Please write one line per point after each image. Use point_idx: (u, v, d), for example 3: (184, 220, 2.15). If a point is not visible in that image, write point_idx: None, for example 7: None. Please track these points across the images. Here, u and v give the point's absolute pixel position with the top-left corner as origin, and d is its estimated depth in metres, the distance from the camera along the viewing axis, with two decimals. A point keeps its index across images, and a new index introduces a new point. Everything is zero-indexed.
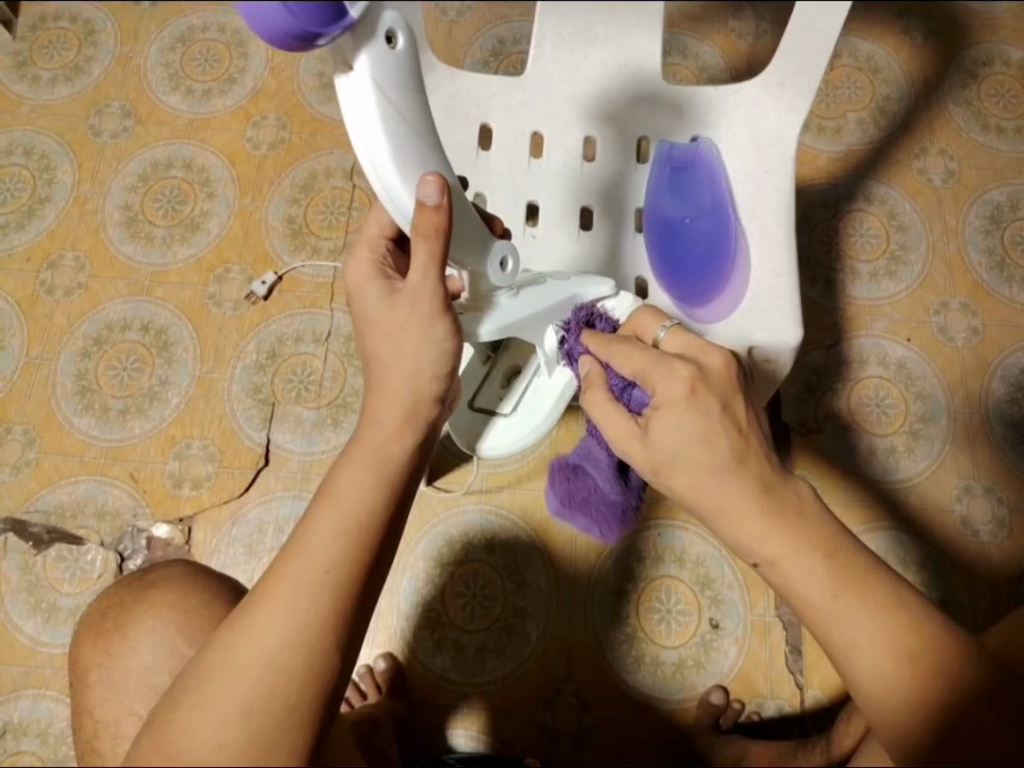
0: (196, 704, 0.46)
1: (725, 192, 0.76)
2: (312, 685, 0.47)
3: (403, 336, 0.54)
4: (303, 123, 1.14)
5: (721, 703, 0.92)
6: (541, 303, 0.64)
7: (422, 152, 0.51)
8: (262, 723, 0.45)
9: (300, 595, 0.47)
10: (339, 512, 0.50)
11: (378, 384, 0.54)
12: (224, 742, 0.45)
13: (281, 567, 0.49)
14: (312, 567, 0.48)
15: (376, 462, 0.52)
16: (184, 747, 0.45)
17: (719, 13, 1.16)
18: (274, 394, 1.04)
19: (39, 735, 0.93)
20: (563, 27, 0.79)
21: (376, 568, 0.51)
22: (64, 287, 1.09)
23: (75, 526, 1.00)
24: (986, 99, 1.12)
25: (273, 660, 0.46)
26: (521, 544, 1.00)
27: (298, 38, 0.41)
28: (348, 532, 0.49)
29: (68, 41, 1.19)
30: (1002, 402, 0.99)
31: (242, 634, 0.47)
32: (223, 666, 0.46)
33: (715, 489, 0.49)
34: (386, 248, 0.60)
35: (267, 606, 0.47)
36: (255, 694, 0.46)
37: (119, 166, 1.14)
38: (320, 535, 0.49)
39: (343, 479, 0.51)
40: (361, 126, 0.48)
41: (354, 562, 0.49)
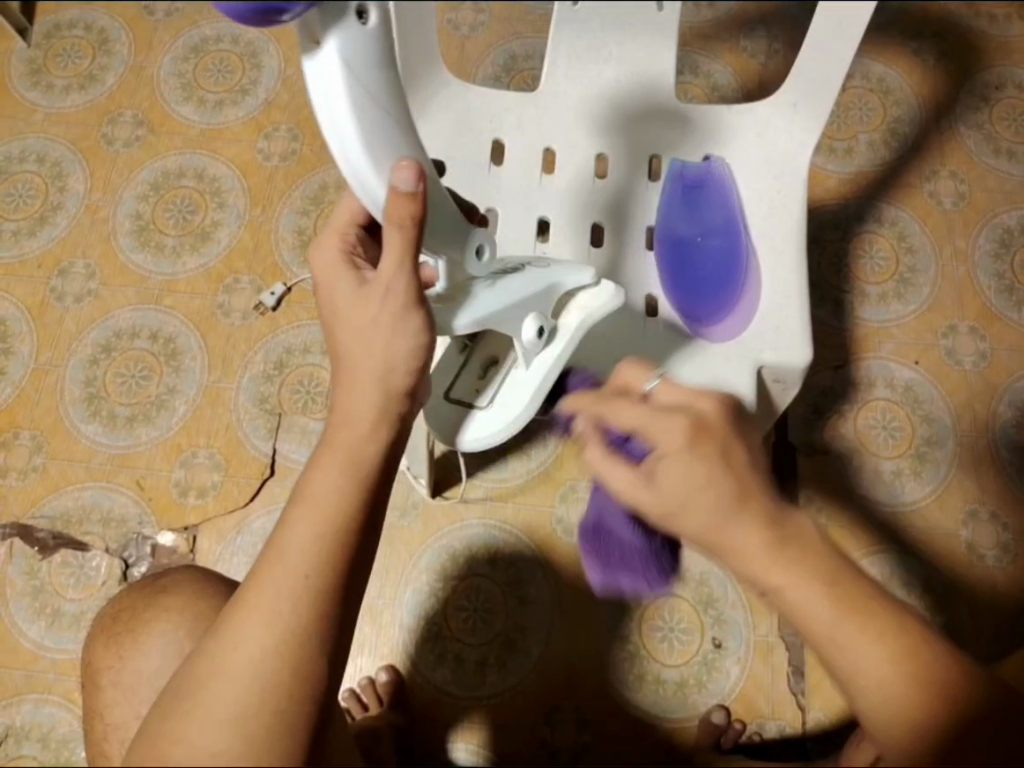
0: (187, 714, 0.46)
1: (737, 211, 0.77)
2: (303, 691, 0.47)
3: (375, 328, 0.52)
4: (315, 136, 1.15)
5: (722, 723, 0.92)
6: (520, 295, 0.63)
7: (396, 137, 0.48)
8: (252, 731, 0.45)
9: (284, 602, 0.48)
10: (318, 514, 0.50)
11: (347, 380, 0.53)
12: (216, 750, 0.45)
13: (261, 574, 0.49)
14: (292, 573, 0.48)
15: (349, 461, 0.51)
16: (177, 755, 0.45)
17: (731, 33, 1.16)
18: (281, 405, 1.04)
19: (41, 740, 0.93)
20: (577, 44, 0.79)
21: (357, 572, 0.51)
22: (74, 293, 1.09)
23: (81, 532, 1.00)
24: (998, 122, 1.11)
25: (258, 666, 0.46)
26: (524, 559, 1.00)
27: (257, 13, 0.40)
28: (323, 534, 0.49)
29: (82, 50, 1.20)
30: (1009, 426, 0.99)
31: (226, 643, 0.47)
32: (211, 675, 0.47)
33: (718, 531, 0.47)
34: (356, 237, 0.57)
35: (249, 613, 0.48)
36: (242, 702, 0.46)
37: (131, 174, 1.14)
38: (297, 538, 0.49)
39: (315, 480, 0.51)
40: (332, 109, 0.45)
41: (332, 564, 0.49)
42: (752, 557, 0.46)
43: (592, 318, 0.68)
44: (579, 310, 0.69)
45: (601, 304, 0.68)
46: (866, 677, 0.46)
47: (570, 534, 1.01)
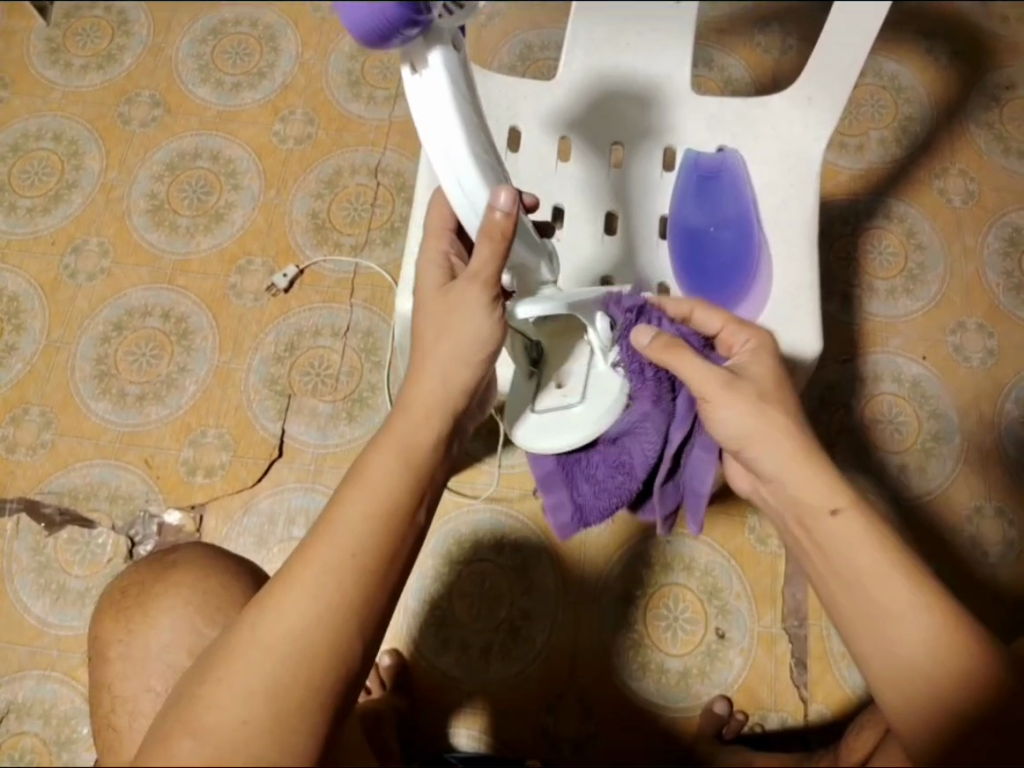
0: (221, 680, 0.45)
1: (750, 202, 0.77)
2: (335, 668, 0.46)
3: (452, 321, 0.56)
4: (330, 120, 1.15)
5: (725, 713, 0.92)
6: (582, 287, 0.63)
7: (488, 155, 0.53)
8: (286, 702, 0.45)
9: (329, 576, 0.48)
10: (368, 495, 0.50)
11: (418, 371, 0.56)
12: (249, 717, 0.44)
13: (305, 549, 0.49)
14: (339, 548, 0.48)
15: (407, 451, 0.53)
16: (209, 720, 0.44)
17: (746, 28, 1.17)
18: (291, 387, 1.04)
19: (43, 715, 0.93)
20: (595, 35, 0.80)
21: (401, 561, 0.51)
22: (87, 271, 1.10)
23: (88, 509, 1.00)
24: (1009, 123, 1.12)
25: (300, 637, 0.46)
26: (529, 545, 1.00)
27: (381, 35, 0.44)
28: (376, 519, 0.50)
29: (101, 30, 1.21)
30: (1015, 424, 0.99)
31: (268, 611, 0.47)
32: (248, 642, 0.46)
33: (791, 453, 0.56)
34: (451, 239, 0.61)
35: (292, 585, 0.47)
36: (280, 673, 0.45)
37: (146, 155, 1.15)
38: (346, 516, 0.49)
39: (374, 464, 0.52)
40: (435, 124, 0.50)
41: (380, 549, 0.49)
42: (812, 494, 0.55)
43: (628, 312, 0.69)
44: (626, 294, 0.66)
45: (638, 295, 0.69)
46: (892, 637, 0.51)
47: None
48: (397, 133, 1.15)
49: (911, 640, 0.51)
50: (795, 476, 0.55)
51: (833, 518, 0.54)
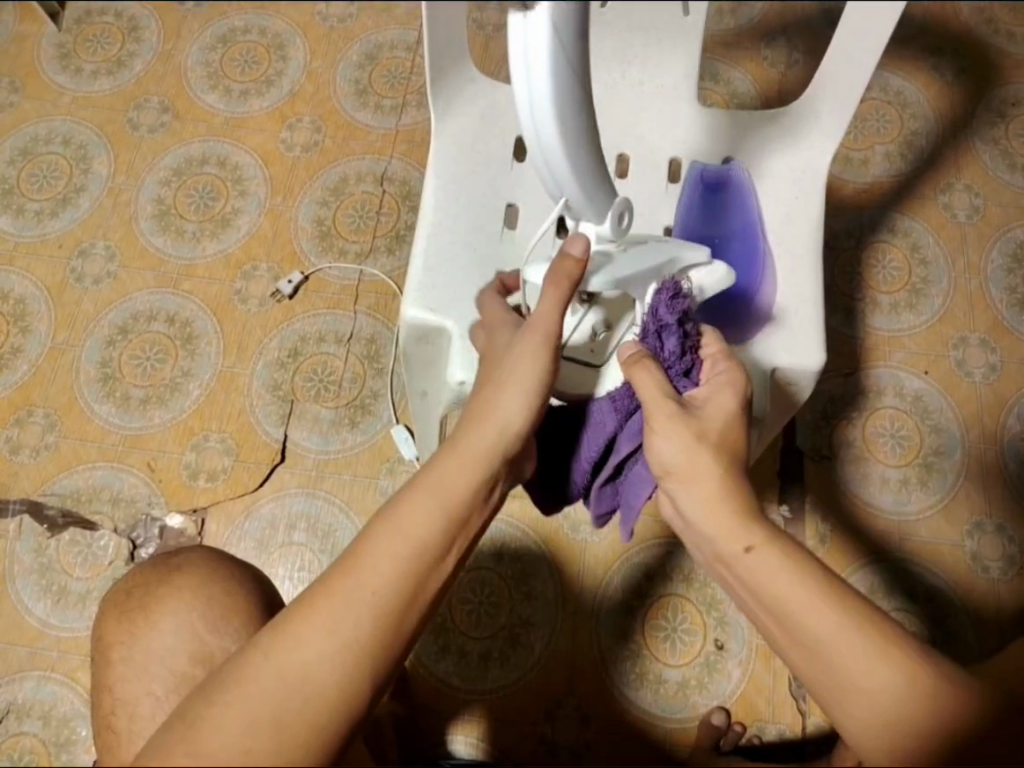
0: (232, 702, 0.43)
1: (755, 215, 0.76)
2: (343, 712, 0.44)
3: (511, 361, 0.57)
4: (337, 128, 1.16)
5: (723, 725, 0.92)
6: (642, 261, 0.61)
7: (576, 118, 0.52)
8: (288, 740, 0.43)
9: (352, 612, 0.46)
10: (403, 535, 0.49)
11: (471, 410, 0.56)
12: (252, 748, 0.42)
13: (334, 578, 0.47)
14: (366, 584, 0.47)
15: (446, 494, 0.51)
16: (214, 745, 0.42)
17: (752, 42, 1.17)
18: (294, 392, 1.05)
19: (42, 717, 0.93)
20: (604, 47, 0.80)
21: (421, 609, 0.49)
22: (93, 275, 1.10)
23: (90, 511, 1.01)
24: (1014, 139, 1.12)
25: (316, 671, 0.44)
26: (530, 553, 1.01)
27: None
28: (410, 560, 0.48)
29: (112, 36, 1.22)
30: (1017, 439, 0.99)
31: (287, 637, 0.45)
32: (264, 667, 0.44)
33: (709, 498, 0.53)
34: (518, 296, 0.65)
35: (315, 614, 0.46)
36: (290, 707, 0.43)
37: (154, 160, 1.16)
38: (378, 554, 0.48)
39: (412, 502, 0.50)
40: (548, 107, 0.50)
41: (407, 594, 0.48)
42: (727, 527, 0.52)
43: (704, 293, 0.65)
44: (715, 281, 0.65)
45: (715, 281, 0.65)
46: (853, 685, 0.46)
47: (576, 530, 1.01)
48: (404, 142, 1.15)
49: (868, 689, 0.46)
50: (712, 520, 0.53)
51: (747, 556, 0.51)
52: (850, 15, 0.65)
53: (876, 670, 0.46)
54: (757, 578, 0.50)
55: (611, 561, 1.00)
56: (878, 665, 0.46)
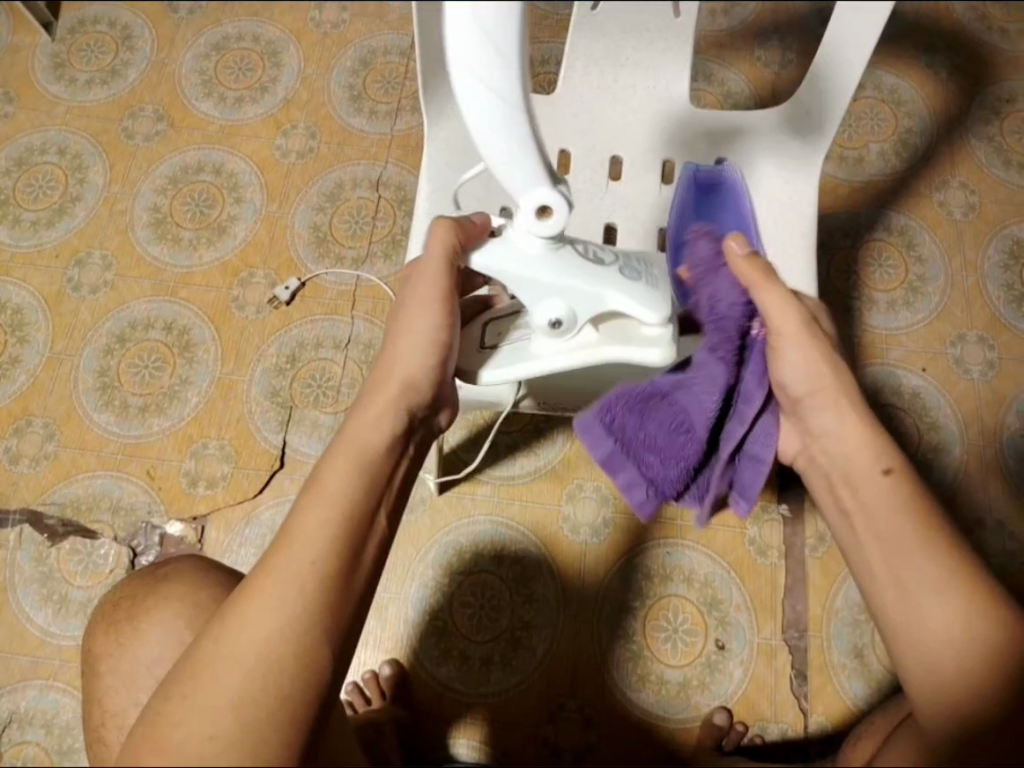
0: (188, 695, 0.46)
1: (749, 216, 0.74)
2: (304, 681, 0.47)
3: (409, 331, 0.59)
4: (332, 134, 1.16)
5: (725, 725, 0.92)
6: (567, 276, 0.56)
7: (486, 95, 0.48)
8: (252, 712, 0.46)
9: (290, 587, 0.49)
10: (323, 503, 0.52)
11: (376, 387, 0.58)
12: (216, 732, 0.45)
13: (266, 562, 0.50)
14: (297, 555, 0.50)
15: (356, 454, 0.55)
16: (177, 735, 0.45)
17: (746, 42, 1.17)
18: (292, 398, 1.05)
19: (44, 726, 0.93)
20: (594, 48, 0.78)
21: (359, 564, 0.52)
22: (91, 284, 1.11)
23: (90, 520, 1.01)
24: (1009, 135, 1.12)
25: (265, 647, 0.47)
26: (530, 556, 1.01)
27: None
28: (331, 524, 0.51)
29: (106, 45, 1.22)
30: (1017, 435, 0.99)
31: (233, 627, 0.48)
32: (214, 655, 0.47)
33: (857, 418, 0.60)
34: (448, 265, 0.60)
35: (251, 597, 0.49)
36: (246, 685, 0.46)
37: (150, 168, 1.16)
38: (303, 528, 0.51)
39: (326, 474, 0.54)
40: (486, 23, 0.44)
41: (337, 552, 0.51)
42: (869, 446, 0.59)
43: (609, 352, 0.59)
44: (660, 345, 0.59)
45: (637, 349, 0.59)
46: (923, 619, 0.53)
47: (576, 532, 1.01)
48: (399, 147, 1.15)
49: (936, 629, 0.52)
50: (855, 438, 0.60)
51: (882, 478, 0.58)
52: (842, 13, 0.65)
53: (947, 613, 0.52)
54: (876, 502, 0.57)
55: (611, 562, 1.00)
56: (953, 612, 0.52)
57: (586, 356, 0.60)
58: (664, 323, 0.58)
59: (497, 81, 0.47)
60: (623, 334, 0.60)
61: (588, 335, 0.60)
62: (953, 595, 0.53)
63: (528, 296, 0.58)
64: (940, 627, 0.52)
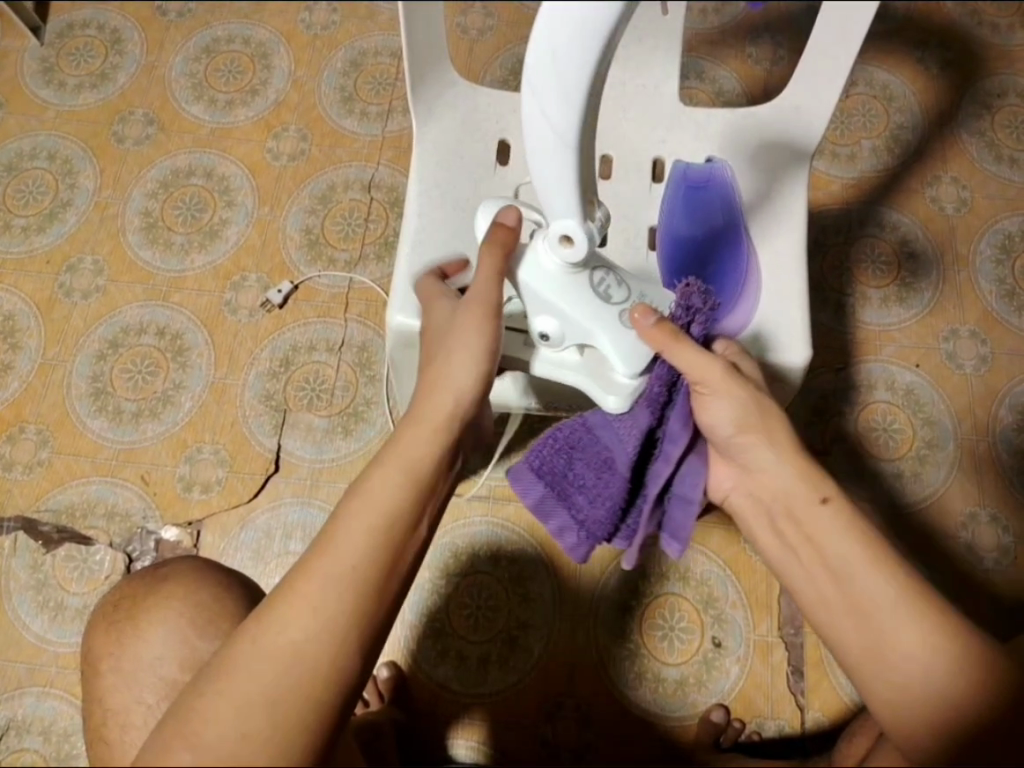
0: (220, 690, 0.46)
1: (738, 213, 0.75)
2: (335, 684, 0.47)
3: (461, 334, 0.57)
4: (323, 136, 1.16)
5: (722, 721, 0.92)
6: (575, 307, 0.58)
7: (547, 133, 0.48)
8: (283, 716, 0.46)
9: (331, 592, 0.48)
10: (370, 508, 0.51)
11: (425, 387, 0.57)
12: (249, 731, 0.45)
13: (307, 561, 0.50)
14: (344, 560, 0.49)
15: (408, 461, 0.53)
16: (208, 733, 0.45)
17: (737, 39, 1.17)
18: (286, 401, 1.05)
19: (42, 733, 0.93)
20: None
21: (399, 573, 0.51)
22: (83, 289, 1.10)
23: (85, 526, 1.01)
24: (1000, 130, 1.13)
25: (301, 649, 0.47)
26: (526, 556, 1.01)
27: None
28: (376, 531, 0.51)
29: (95, 49, 1.21)
30: (1010, 430, 0.99)
31: (271, 626, 0.47)
32: (248, 654, 0.47)
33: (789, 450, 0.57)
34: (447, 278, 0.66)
35: (291, 597, 0.48)
36: (279, 687, 0.46)
37: (141, 172, 1.15)
38: (352, 531, 0.50)
39: (375, 477, 0.53)
40: (562, 68, 0.45)
41: (378, 560, 0.50)
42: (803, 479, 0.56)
43: (588, 385, 0.62)
44: (619, 395, 0.60)
45: (606, 394, 0.61)
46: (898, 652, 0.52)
47: None
48: (391, 148, 1.15)
49: (910, 660, 0.52)
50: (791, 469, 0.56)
51: (823, 509, 0.55)
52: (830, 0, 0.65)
53: (915, 638, 0.52)
54: (823, 534, 0.55)
55: (607, 561, 1.00)
56: (917, 635, 0.52)
57: (571, 379, 0.63)
58: (634, 380, 0.59)
59: (561, 119, 0.47)
60: (599, 371, 0.61)
61: (572, 356, 0.63)
62: (916, 619, 0.52)
63: (535, 311, 0.60)
64: (917, 656, 0.52)
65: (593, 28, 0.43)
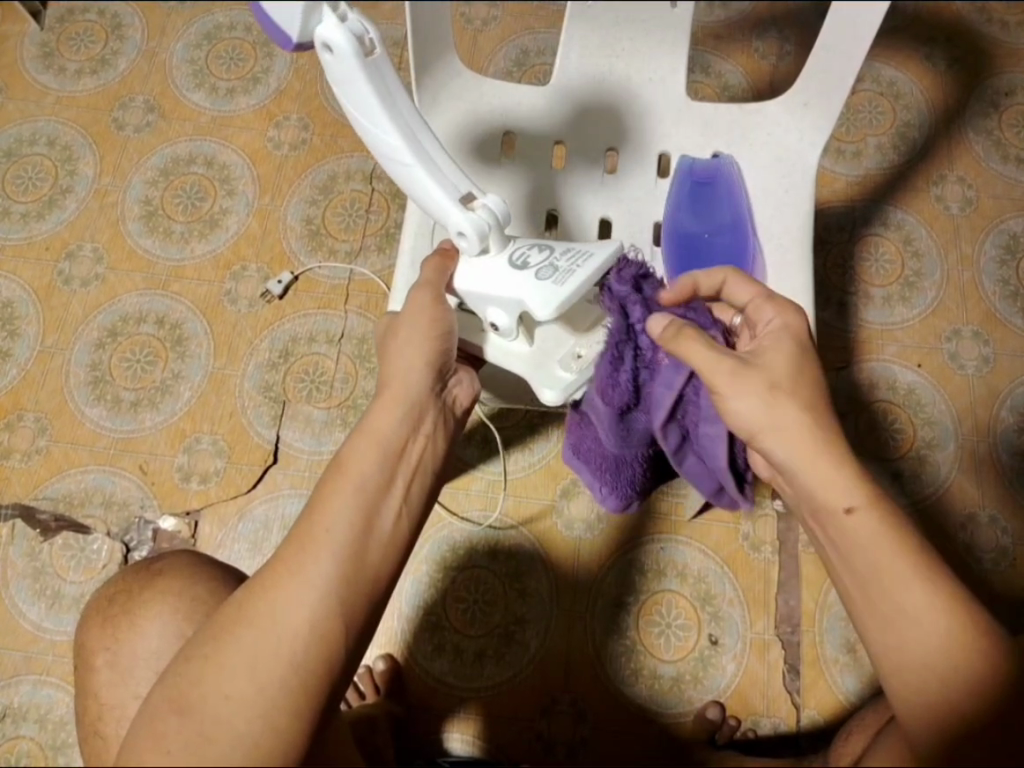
0: (207, 656, 0.46)
1: (745, 211, 0.75)
2: (320, 653, 0.47)
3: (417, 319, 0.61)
4: (325, 125, 1.15)
5: (717, 719, 0.93)
6: (500, 290, 0.61)
7: (399, 161, 0.58)
8: (267, 680, 0.45)
9: (310, 557, 0.49)
10: (343, 478, 0.53)
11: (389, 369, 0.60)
12: (232, 692, 0.45)
13: (291, 533, 0.50)
14: (317, 525, 0.50)
15: (375, 433, 0.55)
16: (198, 696, 0.45)
17: (743, 33, 1.16)
18: (286, 392, 1.04)
19: (38, 721, 0.93)
20: (589, 37, 0.76)
21: (379, 540, 0.52)
22: (81, 277, 1.10)
23: (84, 515, 1.01)
24: (1007, 129, 1.12)
25: (282, 616, 0.47)
26: (524, 551, 1.01)
27: None
28: (350, 498, 0.52)
29: (96, 34, 1.20)
30: (1010, 431, 0.99)
31: (255, 596, 0.48)
32: (234, 621, 0.47)
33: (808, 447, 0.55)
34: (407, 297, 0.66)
35: (275, 567, 0.49)
36: (260, 651, 0.46)
37: (141, 160, 1.15)
38: (325, 500, 0.51)
39: (349, 452, 0.54)
40: (373, 114, 0.56)
41: (354, 525, 0.51)
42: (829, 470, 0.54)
43: (533, 372, 0.66)
44: (553, 386, 0.65)
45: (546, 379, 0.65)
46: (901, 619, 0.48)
47: (570, 527, 1.01)
48: None
49: (914, 628, 0.48)
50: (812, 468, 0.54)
51: (848, 517, 0.52)
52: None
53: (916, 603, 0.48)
54: (849, 534, 0.52)
55: (605, 556, 1.00)
56: (919, 607, 0.48)
57: (521, 368, 0.67)
58: (569, 373, 0.66)
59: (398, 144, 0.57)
60: (541, 360, 0.66)
61: (521, 346, 0.67)
62: (922, 590, 0.48)
63: (481, 309, 0.64)
64: (918, 624, 0.48)
65: (371, 75, 0.53)
